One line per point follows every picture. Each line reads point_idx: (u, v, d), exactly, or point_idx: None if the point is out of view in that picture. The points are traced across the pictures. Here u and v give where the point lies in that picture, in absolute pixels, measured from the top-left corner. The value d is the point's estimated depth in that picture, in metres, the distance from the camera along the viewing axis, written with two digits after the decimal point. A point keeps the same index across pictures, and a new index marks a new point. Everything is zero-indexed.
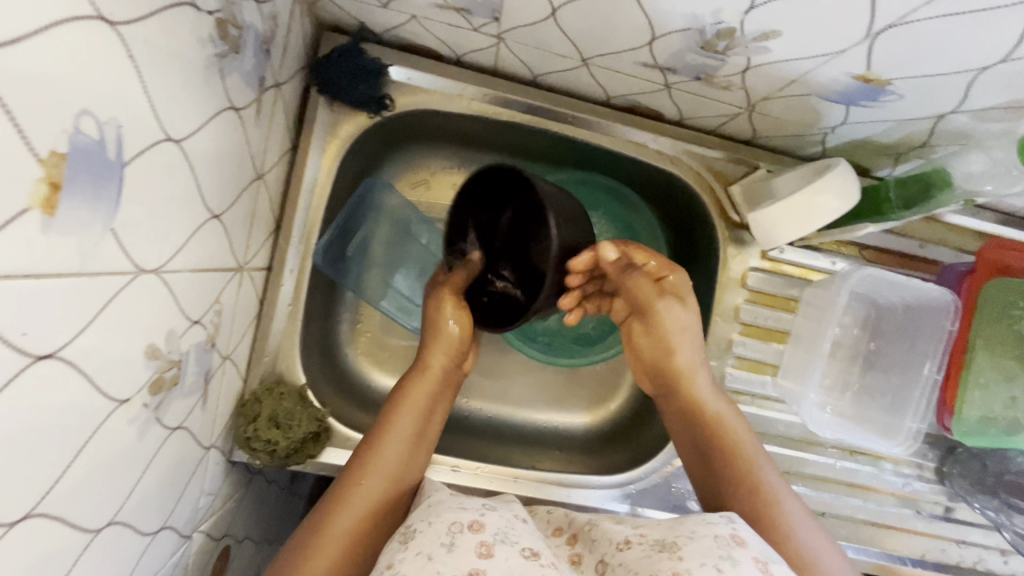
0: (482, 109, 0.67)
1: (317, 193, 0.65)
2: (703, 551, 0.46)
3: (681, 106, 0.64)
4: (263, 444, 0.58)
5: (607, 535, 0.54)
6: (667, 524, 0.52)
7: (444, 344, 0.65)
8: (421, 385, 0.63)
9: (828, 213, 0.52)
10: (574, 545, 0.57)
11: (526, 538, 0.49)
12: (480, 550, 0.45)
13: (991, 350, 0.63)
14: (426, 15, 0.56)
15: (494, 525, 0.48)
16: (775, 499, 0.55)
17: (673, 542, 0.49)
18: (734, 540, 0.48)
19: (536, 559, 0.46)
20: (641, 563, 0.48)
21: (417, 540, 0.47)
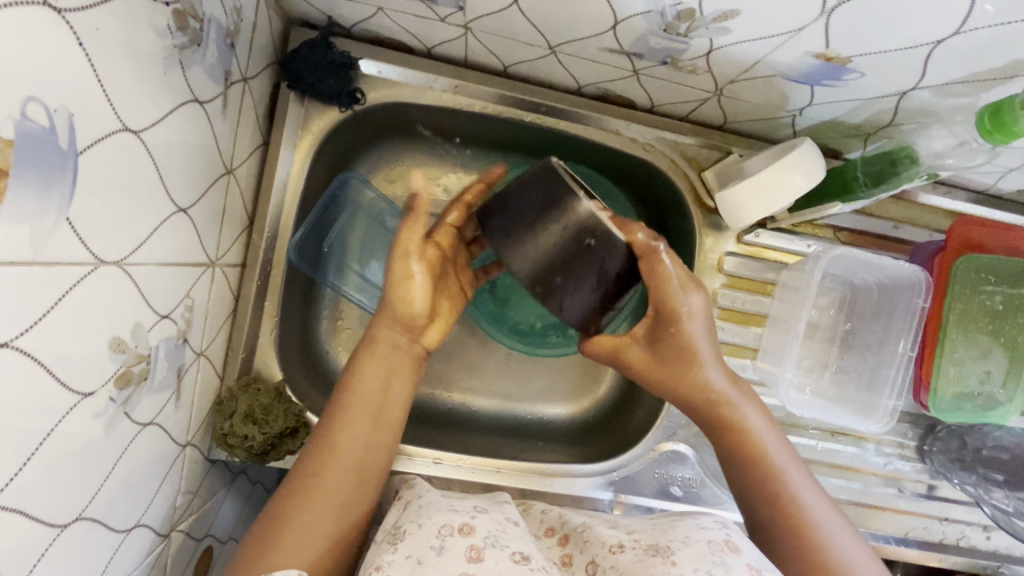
0: (454, 101, 0.68)
1: (290, 188, 0.65)
2: (698, 558, 0.48)
3: (651, 93, 0.64)
4: (240, 440, 0.58)
5: (598, 538, 0.55)
6: (661, 530, 0.54)
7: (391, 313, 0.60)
8: (373, 359, 0.59)
9: (793, 190, 0.52)
10: (565, 546, 0.57)
11: (516, 541, 0.49)
12: (469, 554, 0.45)
13: (965, 328, 0.64)
14: (391, 7, 0.56)
15: (484, 529, 0.48)
16: (801, 508, 0.55)
17: (667, 546, 0.51)
18: (727, 547, 0.50)
19: (525, 562, 0.46)
20: (635, 565, 0.49)
21: (407, 542, 0.47)
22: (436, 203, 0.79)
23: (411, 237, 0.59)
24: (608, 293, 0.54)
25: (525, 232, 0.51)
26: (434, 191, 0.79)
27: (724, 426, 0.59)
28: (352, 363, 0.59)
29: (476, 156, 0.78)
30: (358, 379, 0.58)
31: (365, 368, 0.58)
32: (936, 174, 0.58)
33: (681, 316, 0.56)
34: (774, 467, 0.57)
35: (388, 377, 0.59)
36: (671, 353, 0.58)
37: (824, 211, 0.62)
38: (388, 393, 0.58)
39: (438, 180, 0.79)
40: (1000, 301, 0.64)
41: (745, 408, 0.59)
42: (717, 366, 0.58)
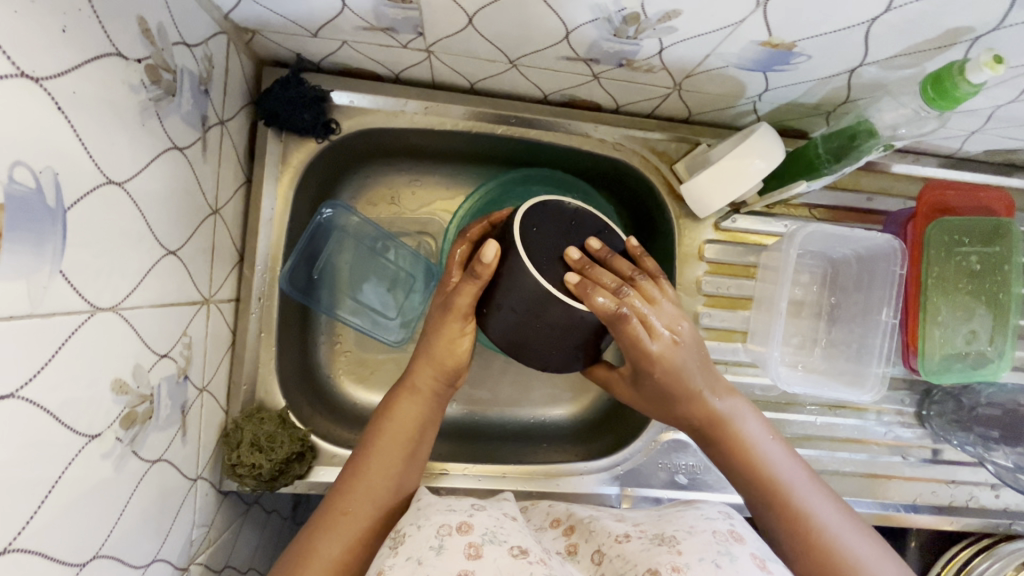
0: (425, 121, 0.70)
1: (277, 221, 0.67)
2: (703, 547, 0.49)
3: (613, 94, 0.66)
4: (248, 469, 0.59)
5: (604, 531, 0.56)
6: (666, 521, 0.56)
7: (427, 358, 0.60)
8: (405, 402, 0.60)
9: (754, 174, 0.53)
10: (570, 536, 0.58)
11: (514, 536, 0.50)
12: (468, 551, 0.47)
13: (944, 291, 0.65)
14: (354, 39, 0.58)
15: (482, 526, 0.50)
16: (808, 511, 0.55)
17: (672, 536, 0.52)
18: (731, 536, 0.51)
19: (524, 556, 0.48)
20: (641, 554, 0.50)
21: (406, 545, 0.48)
22: (421, 221, 0.81)
23: (466, 300, 0.56)
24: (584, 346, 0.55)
25: (489, 309, 0.55)
26: (419, 209, 0.81)
27: (732, 442, 0.59)
28: (383, 405, 0.61)
29: (455, 171, 0.81)
30: (391, 416, 0.60)
31: (398, 405, 0.60)
32: (893, 145, 0.59)
33: (654, 366, 0.56)
34: (780, 476, 0.57)
35: (423, 421, 0.61)
36: (654, 391, 0.59)
37: (791, 191, 0.63)
38: (420, 429, 0.60)
39: (420, 199, 0.81)
40: (978, 261, 0.65)
41: (745, 420, 0.60)
42: (705, 393, 0.59)
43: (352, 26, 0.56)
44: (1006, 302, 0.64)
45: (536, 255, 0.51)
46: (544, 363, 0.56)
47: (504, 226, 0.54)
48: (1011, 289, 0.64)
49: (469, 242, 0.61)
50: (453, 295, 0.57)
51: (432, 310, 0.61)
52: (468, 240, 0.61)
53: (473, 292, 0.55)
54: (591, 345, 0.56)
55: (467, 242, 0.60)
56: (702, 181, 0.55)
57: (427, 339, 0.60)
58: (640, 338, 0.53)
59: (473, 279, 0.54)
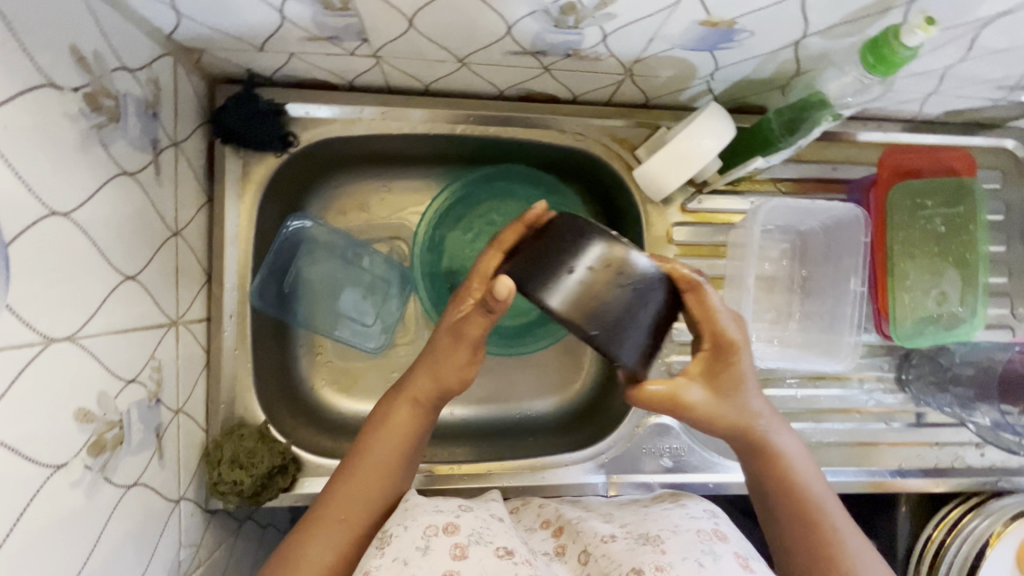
0: (383, 126, 0.70)
1: (241, 238, 0.67)
2: (686, 546, 0.51)
3: (567, 85, 0.66)
4: (230, 486, 0.60)
5: (591, 530, 0.57)
6: (650, 520, 0.56)
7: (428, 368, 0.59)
8: (400, 411, 0.60)
9: (705, 153, 0.52)
10: (559, 537, 0.58)
11: (501, 536, 0.51)
12: (454, 552, 0.47)
13: (911, 254, 0.66)
14: (301, 50, 0.58)
15: (468, 526, 0.51)
16: (835, 535, 0.52)
17: (657, 536, 0.53)
18: (715, 536, 0.53)
19: (509, 557, 0.48)
20: (625, 554, 0.51)
21: (392, 546, 0.49)
22: (391, 225, 0.81)
23: (476, 332, 0.55)
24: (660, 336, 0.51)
25: (553, 283, 0.45)
26: (389, 215, 0.81)
27: (765, 454, 0.55)
28: (382, 409, 0.61)
29: (421, 174, 0.81)
30: (387, 424, 0.59)
31: (396, 414, 0.60)
32: (840, 114, 0.59)
33: (727, 354, 0.52)
34: (807, 495, 0.54)
35: (417, 433, 0.60)
36: (734, 380, 0.53)
37: (748, 166, 0.63)
38: (415, 439, 0.60)
39: (390, 204, 0.81)
40: (941, 222, 0.66)
41: (780, 433, 0.56)
42: (747, 398, 0.54)
43: (295, 38, 0.56)
44: (974, 262, 0.65)
45: (584, 233, 0.47)
46: (627, 345, 0.46)
47: (530, 249, 0.48)
48: (979, 247, 0.64)
49: (503, 250, 0.54)
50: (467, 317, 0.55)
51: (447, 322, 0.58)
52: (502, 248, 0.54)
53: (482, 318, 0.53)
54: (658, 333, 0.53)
55: (500, 250, 0.54)
56: (655, 163, 0.54)
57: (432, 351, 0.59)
58: (716, 309, 0.50)
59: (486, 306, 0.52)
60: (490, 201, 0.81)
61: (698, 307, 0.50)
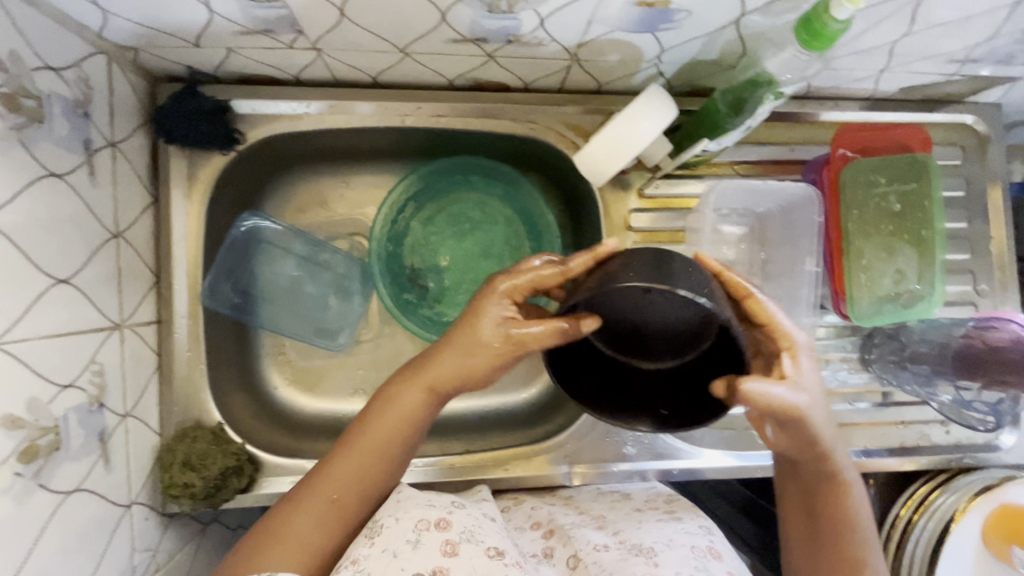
0: (332, 121, 0.69)
1: (190, 238, 0.66)
2: (680, 561, 0.53)
3: (515, 72, 0.65)
4: (182, 489, 0.59)
5: (584, 538, 0.58)
6: (643, 530, 0.59)
7: (449, 351, 0.53)
8: (410, 385, 0.55)
9: (643, 135, 0.51)
10: (548, 539, 0.60)
11: (492, 536, 0.51)
12: (444, 548, 0.48)
13: (866, 234, 0.65)
14: (238, 45, 0.57)
15: (460, 524, 0.51)
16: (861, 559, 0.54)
17: (650, 547, 0.55)
18: (710, 553, 0.55)
19: (500, 557, 0.48)
20: (618, 564, 0.53)
21: (383, 536, 0.49)
22: (350, 221, 0.80)
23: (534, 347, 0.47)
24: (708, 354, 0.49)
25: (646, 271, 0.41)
26: (348, 211, 0.80)
27: (825, 475, 0.53)
28: (390, 383, 0.57)
29: (378, 169, 0.80)
30: (395, 399, 0.55)
31: (404, 393, 0.55)
32: (783, 95, 0.58)
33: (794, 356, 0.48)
34: (853, 522, 0.54)
35: (423, 415, 0.56)
36: (817, 391, 0.48)
37: (696, 149, 0.63)
38: (421, 421, 0.56)
39: (348, 200, 0.80)
40: (897, 200, 0.65)
41: (847, 461, 0.54)
42: (832, 415, 0.50)
43: (228, 32, 0.55)
44: (929, 238, 0.64)
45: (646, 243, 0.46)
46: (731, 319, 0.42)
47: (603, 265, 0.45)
48: (933, 223, 0.64)
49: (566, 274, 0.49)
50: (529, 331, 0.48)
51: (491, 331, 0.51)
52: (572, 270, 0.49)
53: (552, 344, 0.46)
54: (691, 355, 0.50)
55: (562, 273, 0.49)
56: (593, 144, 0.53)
57: (458, 336, 0.53)
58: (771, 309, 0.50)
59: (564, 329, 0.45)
60: (443, 199, 0.80)
61: (761, 313, 0.49)
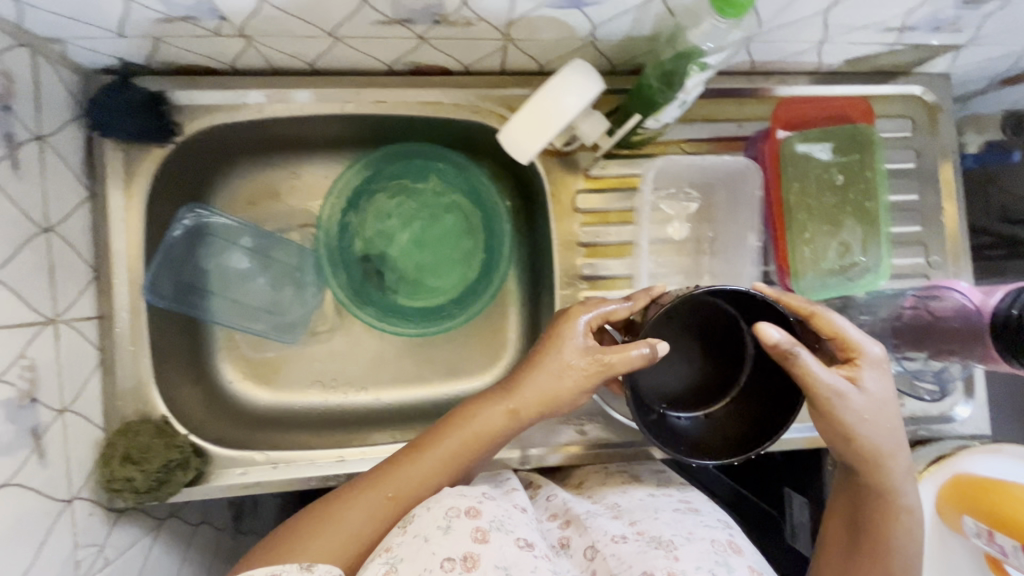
0: (272, 110, 0.69)
1: (129, 231, 0.65)
2: (701, 555, 0.52)
3: (452, 54, 0.64)
4: (123, 483, 0.59)
5: (601, 528, 0.57)
6: (663, 520, 0.58)
7: (534, 373, 0.57)
8: (495, 401, 0.58)
9: (566, 111, 0.51)
10: (565, 529, 0.60)
11: (521, 527, 0.50)
12: (476, 535, 0.47)
13: (806, 207, 0.65)
14: (164, 33, 0.57)
15: (490, 512, 0.50)
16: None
17: (670, 540, 0.54)
18: (730, 547, 0.54)
19: (529, 549, 0.48)
20: (636, 556, 0.52)
21: (414, 524, 0.49)
22: (302, 213, 0.80)
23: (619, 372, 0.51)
24: (749, 388, 0.52)
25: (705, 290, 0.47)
26: (300, 202, 0.80)
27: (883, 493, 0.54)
28: (469, 402, 0.60)
29: (329, 159, 0.79)
30: (476, 412, 0.58)
31: (483, 408, 0.58)
32: (709, 67, 0.56)
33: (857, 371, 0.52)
34: (900, 543, 0.54)
35: (502, 433, 0.58)
36: (879, 400, 0.51)
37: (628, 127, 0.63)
38: (498, 438, 0.58)
39: (299, 191, 0.80)
40: (838, 172, 0.65)
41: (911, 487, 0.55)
42: (897, 433, 0.53)
43: (150, 20, 0.54)
44: (874, 211, 0.64)
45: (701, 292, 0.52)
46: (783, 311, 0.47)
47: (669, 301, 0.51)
48: (878, 194, 0.64)
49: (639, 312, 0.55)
50: (609, 360, 0.51)
51: (569, 355, 0.56)
52: (634, 307, 0.56)
53: (638, 367, 0.49)
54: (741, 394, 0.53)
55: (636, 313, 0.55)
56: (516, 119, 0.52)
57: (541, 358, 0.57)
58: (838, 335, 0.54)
59: (645, 352, 0.49)
60: (391, 185, 0.79)
61: (825, 327, 0.52)
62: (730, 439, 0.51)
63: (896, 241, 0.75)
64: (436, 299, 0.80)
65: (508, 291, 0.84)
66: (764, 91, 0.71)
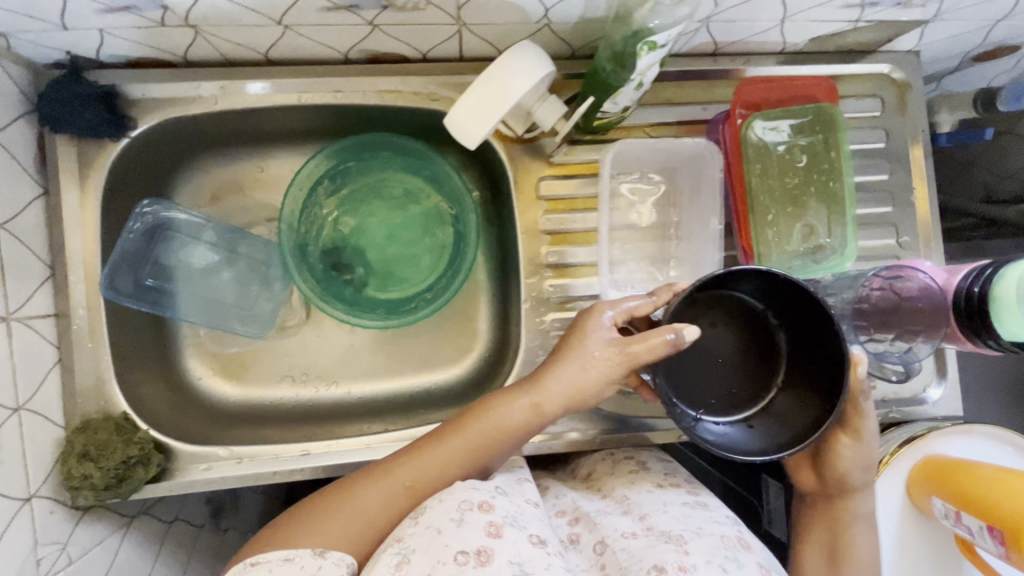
0: (229, 103, 0.68)
1: (85, 227, 0.65)
2: (710, 551, 0.52)
3: (406, 41, 0.63)
4: (81, 480, 0.59)
5: (611, 525, 0.57)
6: (672, 513, 0.58)
7: (560, 366, 0.58)
8: (519, 395, 0.59)
9: (512, 93, 0.50)
10: (574, 525, 0.60)
11: (533, 523, 0.51)
12: (489, 529, 0.48)
13: (769, 190, 0.64)
14: (109, 25, 0.56)
15: (503, 508, 0.51)
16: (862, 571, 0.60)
17: (679, 535, 0.54)
18: (739, 544, 0.54)
19: (542, 545, 0.49)
20: (645, 551, 0.52)
21: (427, 514, 0.50)
22: (267, 207, 0.79)
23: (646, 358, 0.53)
24: (793, 381, 0.57)
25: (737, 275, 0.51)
26: (266, 196, 0.79)
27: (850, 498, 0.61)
28: (493, 395, 0.61)
29: (293, 151, 0.79)
30: (499, 404, 0.59)
31: (506, 400, 0.59)
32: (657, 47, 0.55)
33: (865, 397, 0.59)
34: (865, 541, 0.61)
35: (526, 426, 0.59)
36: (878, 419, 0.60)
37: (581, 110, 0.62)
38: (523, 431, 0.59)
39: (263, 184, 0.79)
40: (803, 154, 0.64)
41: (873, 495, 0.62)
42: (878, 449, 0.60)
43: (92, 11, 0.53)
44: (839, 193, 0.63)
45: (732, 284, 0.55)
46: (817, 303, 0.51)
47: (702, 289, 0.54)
48: (841, 175, 0.63)
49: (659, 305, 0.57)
50: (635, 346, 0.53)
51: (592, 345, 0.57)
52: (657, 303, 0.58)
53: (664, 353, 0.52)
54: (783, 384, 0.57)
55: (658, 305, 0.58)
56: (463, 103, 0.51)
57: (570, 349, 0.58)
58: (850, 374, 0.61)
59: (671, 338, 0.51)
60: (358, 178, 0.79)
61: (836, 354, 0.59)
62: (799, 432, 0.54)
63: (865, 222, 0.75)
64: (410, 291, 0.79)
65: (477, 283, 0.83)
66: (729, 73, 0.70)
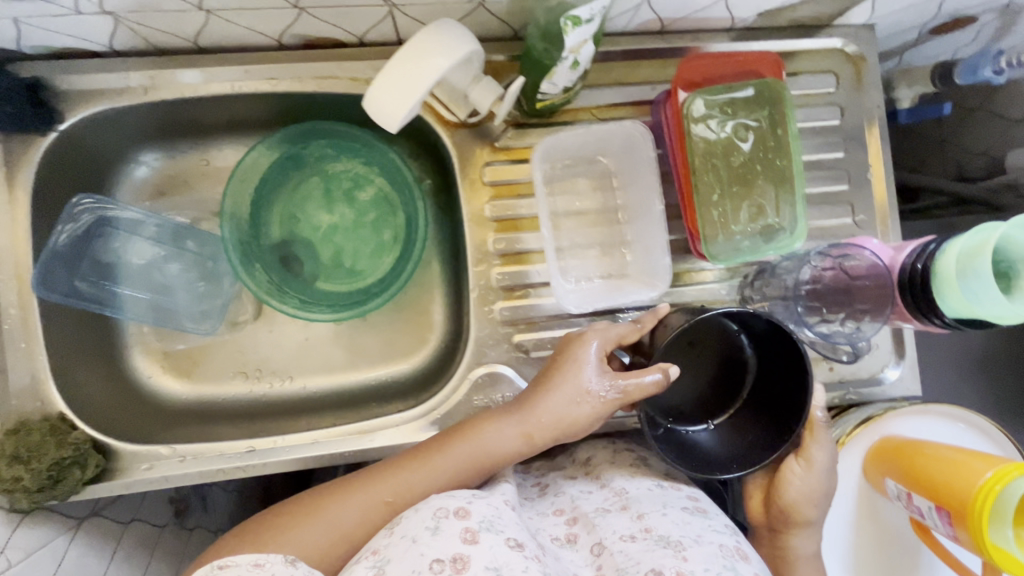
0: (160, 95, 0.66)
1: (15, 225, 0.64)
2: (707, 559, 0.50)
3: (338, 24, 0.61)
4: (12, 484, 0.57)
5: (608, 525, 0.56)
6: (664, 512, 0.56)
7: (546, 390, 0.58)
8: (505, 419, 0.59)
9: (430, 71, 0.49)
10: (571, 524, 0.58)
11: (512, 526, 0.49)
12: (466, 536, 0.46)
13: (714, 170, 0.62)
14: (23, 14, 0.53)
15: (480, 513, 0.49)
16: None
17: (677, 541, 0.52)
18: (737, 553, 0.52)
19: (520, 549, 0.47)
20: (643, 555, 0.51)
21: (401, 525, 0.48)
22: (212, 200, 0.78)
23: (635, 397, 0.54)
24: (756, 401, 0.61)
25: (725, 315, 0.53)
26: (212, 189, 0.78)
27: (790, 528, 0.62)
28: (478, 416, 0.61)
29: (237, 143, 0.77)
30: (484, 425, 0.59)
31: (492, 422, 0.59)
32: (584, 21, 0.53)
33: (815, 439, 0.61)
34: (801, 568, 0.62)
35: (509, 452, 0.58)
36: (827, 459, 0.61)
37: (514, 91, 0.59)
38: (506, 456, 0.58)
39: (208, 178, 0.77)
40: (749, 133, 0.63)
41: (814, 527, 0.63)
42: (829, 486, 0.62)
43: None
44: (789, 172, 0.62)
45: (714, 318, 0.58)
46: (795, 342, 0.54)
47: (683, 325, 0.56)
48: (789, 151, 0.62)
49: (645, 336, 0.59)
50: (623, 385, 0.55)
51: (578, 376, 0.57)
52: (641, 330, 0.59)
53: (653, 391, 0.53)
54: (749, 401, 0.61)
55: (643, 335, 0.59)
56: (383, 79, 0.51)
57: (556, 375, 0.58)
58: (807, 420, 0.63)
59: (656, 378, 0.53)
60: (309, 169, 0.77)
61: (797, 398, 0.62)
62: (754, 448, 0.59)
63: (819, 201, 0.73)
64: (364, 283, 0.76)
65: (431, 273, 0.81)
66: (677, 50, 0.68)
